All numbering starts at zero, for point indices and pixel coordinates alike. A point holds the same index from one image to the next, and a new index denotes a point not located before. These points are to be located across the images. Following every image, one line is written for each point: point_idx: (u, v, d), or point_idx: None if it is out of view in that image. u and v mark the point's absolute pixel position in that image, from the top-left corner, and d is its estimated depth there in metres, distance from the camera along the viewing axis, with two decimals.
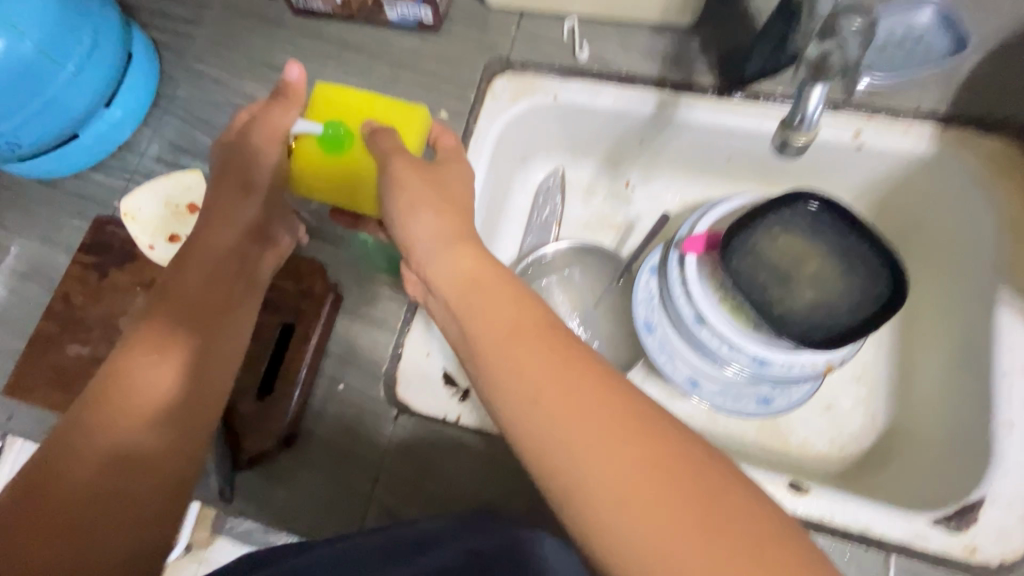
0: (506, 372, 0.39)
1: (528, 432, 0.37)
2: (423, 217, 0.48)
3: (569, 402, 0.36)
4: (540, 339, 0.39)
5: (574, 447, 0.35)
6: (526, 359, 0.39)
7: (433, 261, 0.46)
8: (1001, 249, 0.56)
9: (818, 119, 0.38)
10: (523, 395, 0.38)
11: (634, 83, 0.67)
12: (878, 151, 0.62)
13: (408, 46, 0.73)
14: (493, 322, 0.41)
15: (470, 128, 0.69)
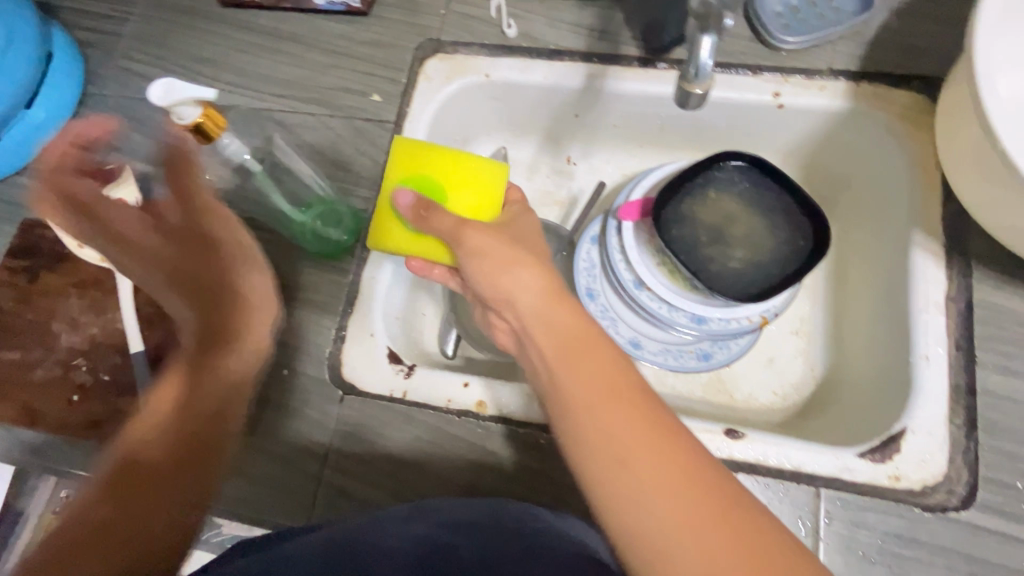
0: (593, 421, 0.41)
1: (607, 481, 0.39)
2: (514, 276, 0.49)
3: (655, 466, 0.38)
4: (637, 402, 0.41)
5: (648, 504, 0.37)
6: (609, 419, 0.40)
7: (529, 316, 0.48)
8: (914, 193, 0.58)
9: (711, 69, 0.39)
10: (611, 459, 0.39)
11: (562, 58, 0.68)
12: (797, 110, 0.64)
13: (338, 31, 0.73)
14: (586, 379, 0.43)
15: (404, 109, 0.69)
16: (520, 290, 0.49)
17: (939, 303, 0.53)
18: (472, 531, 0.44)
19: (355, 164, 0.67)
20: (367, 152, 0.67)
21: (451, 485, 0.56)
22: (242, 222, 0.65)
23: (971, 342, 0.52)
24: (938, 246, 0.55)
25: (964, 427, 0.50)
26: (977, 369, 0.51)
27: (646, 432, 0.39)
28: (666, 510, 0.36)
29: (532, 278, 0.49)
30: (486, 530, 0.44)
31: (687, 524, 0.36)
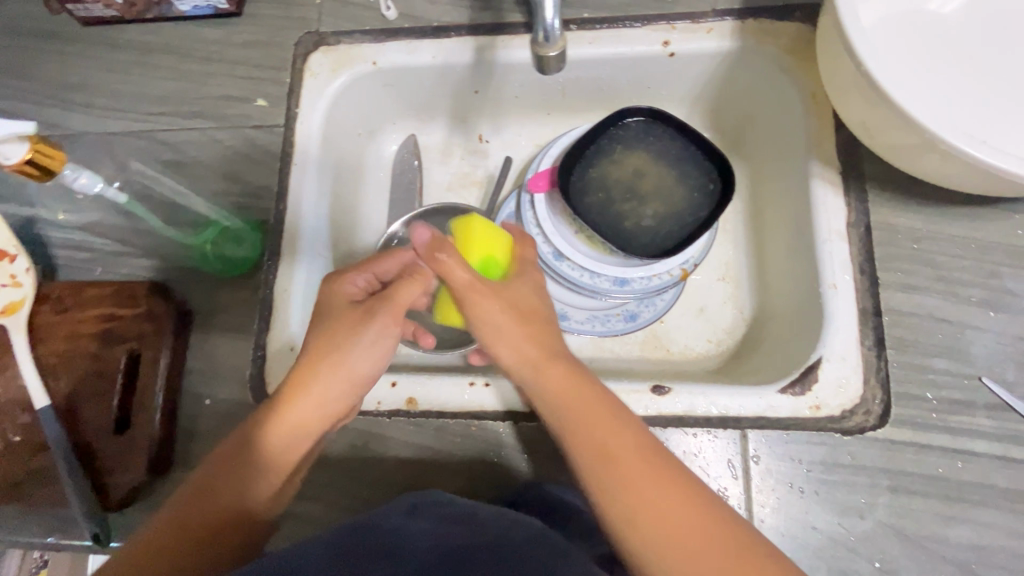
0: (604, 468, 0.43)
1: (621, 522, 0.42)
2: (503, 346, 0.50)
3: (665, 502, 0.42)
4: (638, 446, 0.44)
5: (662, 541, 0.40)
6: (616, 477, 0.43)
7: (528, 380, 0.48)
8: (808, 124, 0.58)
9: (559, 27, 0.38)
10: (624, 515, 0.42)
11: (449, 34, 0.66)
12: (689, 56, 0.63)
13: (212, 36, 0.68)
14: (592, 434, 0.45)
15: (293, 110, 0.66)
16: (513, 355, 0.49)
17: (841, 230, 0.54)
18: (471, 524, 0.41)
19: (250, 175, 0.64)
20: (261, 161, 0.64)
21: (392, 487, 0.55)
22: (141, 254, 0.62)
23: (873, 266, 0.53)
24: (834, 174, 0.56)
25: (874, 347, 0.51)
26: (881, 290, 0.52)
27: (654, 472, 0.43)
28: (674, 540, 0.40)
29: (528, 344, 0.49)
30: (479, 522, 0.41)
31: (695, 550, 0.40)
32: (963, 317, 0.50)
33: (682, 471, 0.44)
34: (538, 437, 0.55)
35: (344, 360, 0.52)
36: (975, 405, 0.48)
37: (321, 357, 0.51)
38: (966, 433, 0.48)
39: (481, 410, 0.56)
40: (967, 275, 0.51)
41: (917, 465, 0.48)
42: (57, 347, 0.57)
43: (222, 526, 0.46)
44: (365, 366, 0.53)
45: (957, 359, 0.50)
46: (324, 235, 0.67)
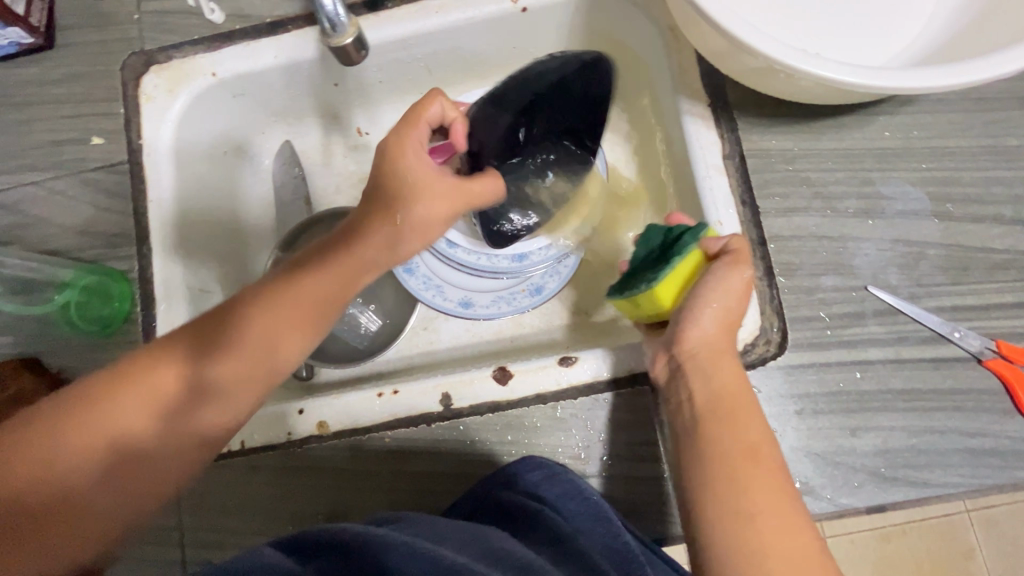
0: (727, 465, 0.41)
1: (721, 526, 0.38)
2: (704, 319, 0.44)
3: (783, 534, 0.37)
4: (768, 458, 0.41)
5: (762, 552, 0.37)
6: (748, 478, 0.40)
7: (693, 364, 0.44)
8: (671, 60, 0.56)
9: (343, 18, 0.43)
10: (738, 508, 0.39)
11: (287, 28, 0.61)
12: (542, 6, 0.60)
13: (24, 78, 0.61)
14: (732, 436, 0.42)
15: (135, 142, 0.60)
16: (700, 335, 0.45)
17: (718, 164, 0.53)
18: (456, 541, 0.38)
19: (102, 224, 0.59)
20: (111, 205, 0.59)
21: (316, 515, 0.53)
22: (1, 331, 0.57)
23: (753, 196, 0.52)
24: (703, 107, 0.54)
25: (764, 277, 0.50)
26: (763, 219, 0.51)
27: (783, 497, 0.39)
28: (774, 562, 0.37)
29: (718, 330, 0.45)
30: (460, 538, 0.39)
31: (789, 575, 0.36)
32: (843, 231, 0.50)
33: (803, 511, 0.39)
34: (455, 434, 0.53)
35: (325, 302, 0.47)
36: (865, 316, 0.49)
37: (313, 296, 0.46)
38: (859, 344, 0.49)
39: (394, 420, 0.54)
40: (841, 188, 0.51)
41: (819, 384, 0.48)
42: None
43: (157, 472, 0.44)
44: (294, 343, 0.46)
45: (843, 273, 0.50)
46: (202, 269, 0.62)
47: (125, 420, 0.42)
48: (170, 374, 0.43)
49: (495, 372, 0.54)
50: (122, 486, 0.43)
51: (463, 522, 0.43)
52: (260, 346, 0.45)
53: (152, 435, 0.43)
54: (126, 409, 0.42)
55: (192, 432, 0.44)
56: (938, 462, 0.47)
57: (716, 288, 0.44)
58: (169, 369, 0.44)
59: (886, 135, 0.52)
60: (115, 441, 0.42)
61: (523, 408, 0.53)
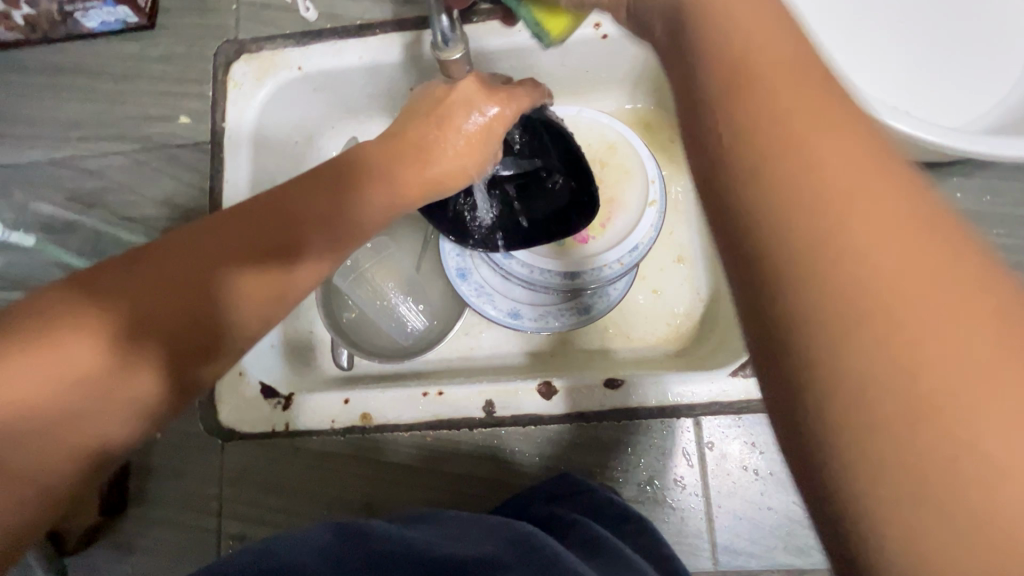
0: (813, 291, 0.20)
1: (808, 305, 0.20)
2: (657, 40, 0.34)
3: (841, 164, 0.20)
4: (782, 36, 0.24)
5: (893, 308, 0.18)
6: (845, 205, 0.20)
7: (766, 197, 0.21)
8: None
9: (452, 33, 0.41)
10: (826, 253, 0.20)
11: (374, 31, 0.63)
12: (623, 37, 0.62)
13: (125, 53, 0.65)
14: (800, 139, 0.21)
15: (219, 125, 0.63)
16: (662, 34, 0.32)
17: None
18: (461, 538, 0.40)
19: (180, 198, 0.62)
20: (192, 182, 0.62)
21: (352, 503, 0.55)
22: None
23: None
24: None
25: None
26: None
27: (837, 125, 0.21)
28: (932, 345, 0.18)
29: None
30: (485, 538, 0.40)
31: (899, 281, 0.19)
32: None
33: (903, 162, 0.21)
34: (495, 441, 0.55)
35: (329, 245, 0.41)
36: None
37: (319, 225, 0.40)
38: None
39: (437, 420, 0.55)
40: None
41: None
42: None
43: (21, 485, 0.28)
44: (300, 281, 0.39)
45: None
46: None
47: (73, 367, 0.30)
48: (137, 312, 0.32)
49: (540, 386, 0.54)
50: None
51: (495, 520, 0.44)
52: (261, 280, 0.37)
53: (107, 396, 0.31)
54: (28, 381, 0.28)
55: (133, 398, 0.32)
56: None
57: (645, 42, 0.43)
58: (134, 305, 0.33)
59: (958, 196, 0.52)
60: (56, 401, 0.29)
61: (563, 424, 0.54)
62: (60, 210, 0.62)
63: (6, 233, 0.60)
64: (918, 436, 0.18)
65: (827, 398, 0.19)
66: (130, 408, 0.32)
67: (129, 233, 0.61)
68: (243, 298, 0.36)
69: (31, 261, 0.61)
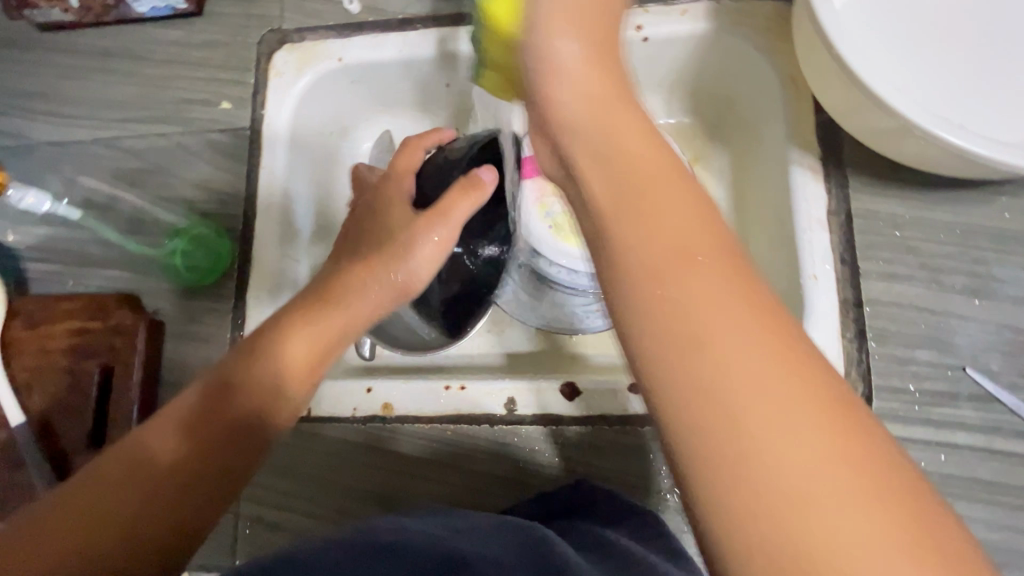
0: (694, 400, 0.26)
1: (689, 424, 0.26)
2: (563, 87, 0.38)
3: (721, 312, 0.27)
4: (692, 198, 0.31)
5: (740, 413, 0.25)
6: (717, 340, 0.26)
7: (662, 322, 0.28)
8: (787, 109, 0.56)
9: None
10: (691, 373, 0.26)
11: (414, 26, 0.64)
12: (663, 40, 0.61)
13: (171, 38, 0.66)
14: (689, 291, 0.28)
15: (258, 113, 0.64)
16: (563, 110, 0.38)
17: (820, 219, 0.52)
18: (465, 535, 0.38)
19: (216, 181, 0.63)
20: (227, 166, 0.63)
21: (365, 493, 0.54)
22: (112, 265, 0.62)
23: (854, 255, 0.51)
24: (814, 159, 0.54)
25: (854, 339, 0.49)
26: (862, 280, 0.50)
27: (725, 279, 0.28)
28: (778, 437, 0.24)
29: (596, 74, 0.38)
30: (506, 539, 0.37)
31: (743, 386, 0.25)
32: (946, 306, 0.49)
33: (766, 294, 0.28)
34: (513, 439, 0.54)
35: (371, 293, 0.48)
36: (958, 397, 0.47)
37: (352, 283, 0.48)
38: (948, 425, 0.47)
39: (457, 414, 0.55)
40: (949, 263, 0.50)
41: None
42: (30, 363, 0.57)
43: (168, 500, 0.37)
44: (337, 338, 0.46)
45: (940, 350, 0.48)
46: (297, 238, 0.65)
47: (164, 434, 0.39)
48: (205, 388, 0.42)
49: (563, 386, 0.54)
50: (151, 500, 0.36)
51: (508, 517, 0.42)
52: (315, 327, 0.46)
53: (193, 443, 0.39)
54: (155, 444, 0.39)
55: (230, 432, 0.40)
56: (1015, 562, 0.45)
57: (552, 4, 0.39)
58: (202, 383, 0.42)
59: (1005, 217, 0.50)
60: (158, 457, 0.38)
61: (584, 425, 0.53)
62: (100, 187, 0.63)
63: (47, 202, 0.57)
64: (756, 497, 0.24)
65: (711, 485, 0.25)
66: (224, 448, 0.40)
67: (165, 214, 0.62)
68: (292, 346, 0.44)
69: (71, 236, 0.62)
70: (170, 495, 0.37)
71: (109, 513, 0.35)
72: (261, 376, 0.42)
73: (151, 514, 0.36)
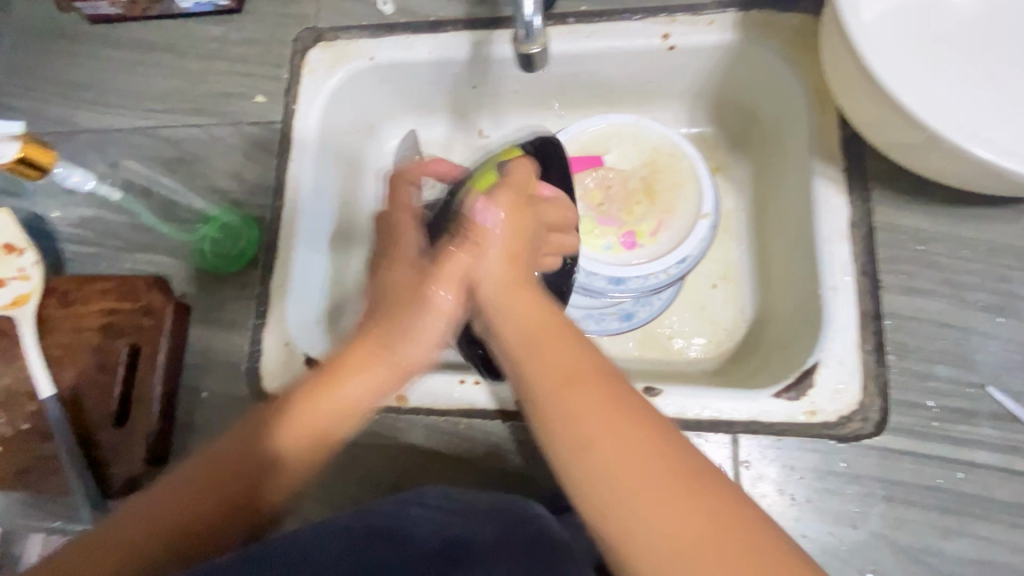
0: (620, 497, 0.33)
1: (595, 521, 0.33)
2: (495, 265, 0.50)
3: (595, 423, 0.35)
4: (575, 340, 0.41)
5: (618, 508, 0.33)
6: (596, 449, 0.34)
7: (584, 449, 0.35)
8: (812, 121, 0.56)
9: (537, 24, 0.42)
10: (584, 486, 0.34)
11: (446, 29, 0.66)
12: (690, 49, 0.62)
13: (212, 34, 0.69)
14: (570, 415, 0.36)
15: (291, 108, 0.66)
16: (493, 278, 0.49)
17: (842, 231, 0.52)
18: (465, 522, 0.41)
19: (247, 172, 0.65)
20: (259, 158, 0.65)
21: (378, 482, 0.55)
22: (145, 249, 0.64)
23: (875, 267, 0.51)
24: (837, 172, 0.54)
25: (873, 352, 0.49)
26: (883, 293, 0.50)
27: (602, 402, 0.36)
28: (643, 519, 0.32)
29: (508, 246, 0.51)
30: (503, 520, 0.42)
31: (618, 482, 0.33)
32: (968, 323, 0.49)
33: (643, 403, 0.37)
34: (526, 436, 0.55)
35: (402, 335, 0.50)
36: (978, 415, 0.47)
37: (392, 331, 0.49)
38: (967, 443, 0.46)
39: (471, 409, 0.56)
40: (972, 279, 0.49)
41: (915, 475, 0.46)
42: (63, 339, 0.59)
43: (198, 512, 0.42)
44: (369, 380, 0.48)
45: (961, 366, 0.48)
46: (321, 231, 0.66)
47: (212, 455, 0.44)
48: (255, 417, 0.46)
49: None
50: (189, 508, 0.42)
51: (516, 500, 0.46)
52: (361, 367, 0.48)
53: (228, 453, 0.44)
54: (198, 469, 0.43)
55: (265, 454, 0.44)
56: None
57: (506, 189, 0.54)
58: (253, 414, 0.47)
59: None
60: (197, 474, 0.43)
61: None
62: (137, 175, 0.66)
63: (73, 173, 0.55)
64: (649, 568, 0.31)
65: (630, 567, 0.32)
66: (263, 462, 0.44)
67: (197, 203, 0.64)
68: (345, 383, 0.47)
69: (108, 220, 0.65)
70: (202, 505, 0.42)
71: (154, 518, 0.41)
72: (313, 410, 0.46)
73: (185, 517, 0.42)
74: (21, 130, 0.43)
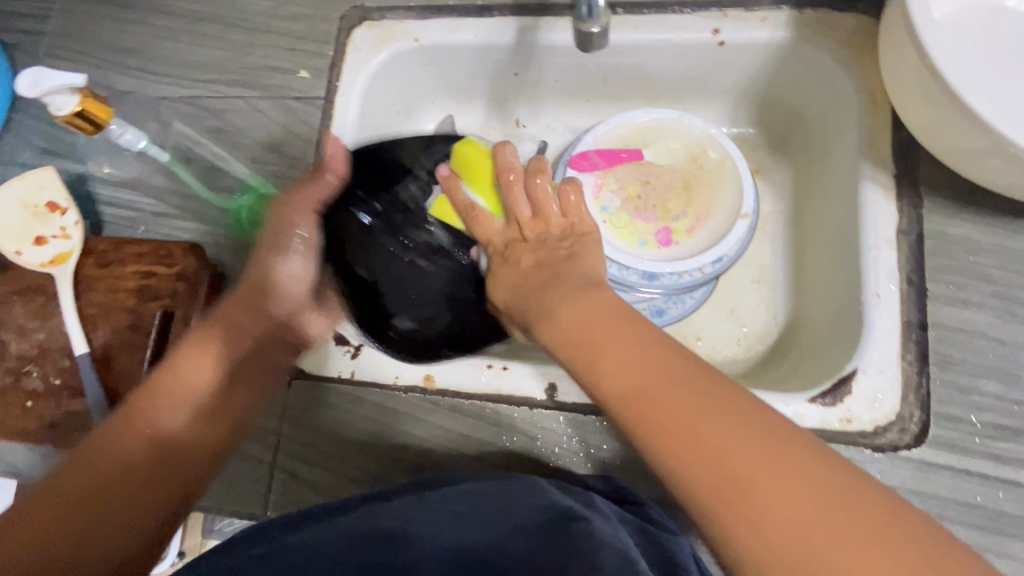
0: (728, 489, 0.30)
1: (717, 495, 0.30)
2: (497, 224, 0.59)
3: (686, 395, 0.33)
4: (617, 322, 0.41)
5: (729, 479, 0.30)
6: (687, 415, 0.33)
7: (652, 430, 0.33)
8: (862, 124, 0.55)
9: (599, 6, 0.42)
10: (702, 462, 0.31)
11: (492, 13, 0.65)
12: (740, 45, 0.61)
13: (260, 8, 0.69)
14: (664, 393, 0.34)
15: (333, 84, 0.66)
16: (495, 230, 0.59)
17: (890, 238, 0.51)
18: (473, 519, 0.44)
19: (287, 146, 0.65)
20: (299, 132, 0.65)
21: (401, 460, 0.55)
22: (184, 217, 0.65)
23: (921, 276, 0.50)
24: (886, 177, 0.52)
25: (915, 363, 0.48)
26: (928, 303, 0.49)
27: (688, 381, 0.34)
28: (759, 486, 0.29)
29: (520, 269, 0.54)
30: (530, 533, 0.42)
31: (731, 455, 0.30)
32: (1018, 338, 0.47)
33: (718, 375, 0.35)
34: (552, 424, 0.54)
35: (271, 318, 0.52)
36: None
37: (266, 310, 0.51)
38: (1010, 461, 0.45)
39: (497, 394, 0.55)
40: None
41: (954, 491, 0.45)
42: (99, 299, 0.60)
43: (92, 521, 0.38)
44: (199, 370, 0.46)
45: (1008, 382, 0.46)
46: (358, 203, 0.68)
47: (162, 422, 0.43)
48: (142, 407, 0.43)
49: None
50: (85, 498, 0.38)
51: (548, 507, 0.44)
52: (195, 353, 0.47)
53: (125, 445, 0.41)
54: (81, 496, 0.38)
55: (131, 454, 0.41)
56: None
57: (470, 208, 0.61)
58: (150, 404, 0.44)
59: None
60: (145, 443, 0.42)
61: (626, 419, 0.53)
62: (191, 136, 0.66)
63: (123, 131, 0.55)
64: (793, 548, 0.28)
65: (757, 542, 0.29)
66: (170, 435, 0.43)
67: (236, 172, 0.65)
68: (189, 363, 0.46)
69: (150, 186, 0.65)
70: (85, 513, 0.38)
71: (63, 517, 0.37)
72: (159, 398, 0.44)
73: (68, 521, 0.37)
74: (85, 83, 0.43)
